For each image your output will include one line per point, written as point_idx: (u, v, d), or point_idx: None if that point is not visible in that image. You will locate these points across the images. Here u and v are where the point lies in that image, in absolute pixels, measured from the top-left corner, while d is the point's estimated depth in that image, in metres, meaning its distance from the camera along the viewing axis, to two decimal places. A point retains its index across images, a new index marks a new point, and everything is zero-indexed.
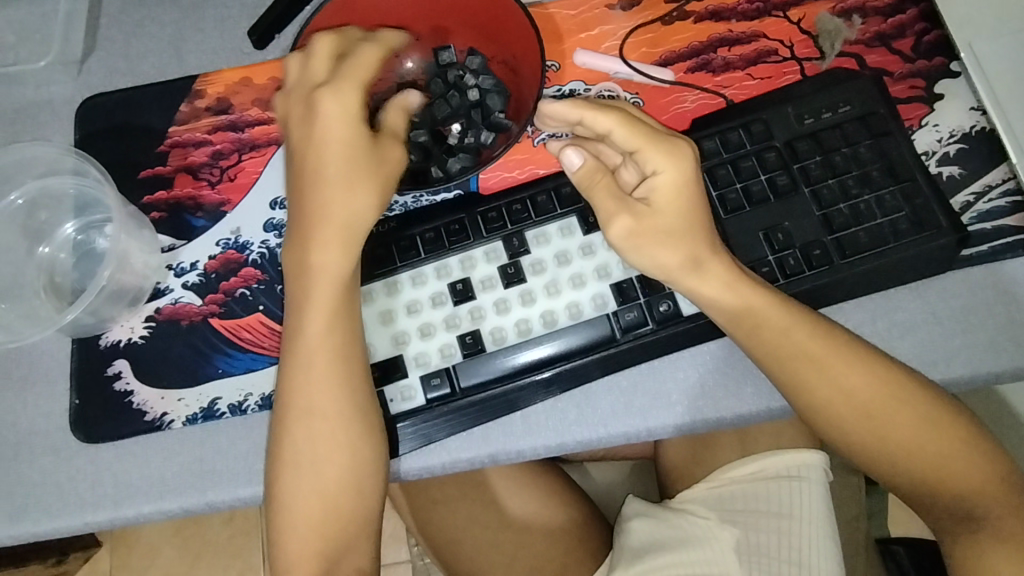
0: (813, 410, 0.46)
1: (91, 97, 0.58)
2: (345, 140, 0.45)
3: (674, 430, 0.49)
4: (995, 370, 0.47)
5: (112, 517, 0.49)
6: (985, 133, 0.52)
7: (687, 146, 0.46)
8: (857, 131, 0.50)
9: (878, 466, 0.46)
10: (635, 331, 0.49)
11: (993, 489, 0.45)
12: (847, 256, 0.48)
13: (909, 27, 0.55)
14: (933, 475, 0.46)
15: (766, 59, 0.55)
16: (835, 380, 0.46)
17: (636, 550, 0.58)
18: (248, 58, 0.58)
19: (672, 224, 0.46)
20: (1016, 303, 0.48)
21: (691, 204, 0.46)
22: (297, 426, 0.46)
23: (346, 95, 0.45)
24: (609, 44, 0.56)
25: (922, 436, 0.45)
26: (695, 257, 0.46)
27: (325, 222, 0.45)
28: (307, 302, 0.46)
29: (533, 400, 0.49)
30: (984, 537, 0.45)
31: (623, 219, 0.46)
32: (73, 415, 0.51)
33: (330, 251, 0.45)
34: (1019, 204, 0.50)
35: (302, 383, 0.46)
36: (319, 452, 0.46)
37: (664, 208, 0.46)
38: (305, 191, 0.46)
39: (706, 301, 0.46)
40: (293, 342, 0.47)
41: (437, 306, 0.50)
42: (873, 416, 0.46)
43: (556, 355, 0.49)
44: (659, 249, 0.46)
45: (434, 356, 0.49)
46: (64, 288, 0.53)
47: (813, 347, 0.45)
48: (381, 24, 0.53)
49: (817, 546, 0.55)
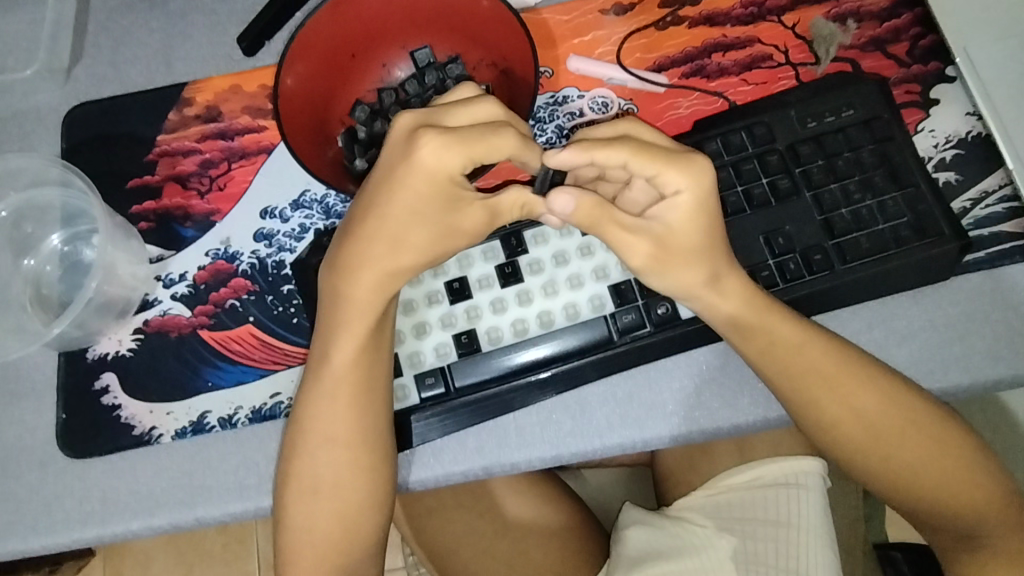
0: (823, 427, 0.46)
1: (79, 105, 0.58)
2: (424, 198, 0.41)
3: (670, 440, 0.48)
4: (993, 377, 0.47)
5: (100, 533, 0.48)
6: (981, 138, 0.51)
7: (705, 161, 0.42)
8: (860, 135, 0.50)
9: (883, 482, 0.46)
10: (633, 333, 0.48)
11: (996, 509, 0.45)
12: (847, 260, 0.47)
13: (905, 31, 0.54)
14: (940, 494, 0.45)
15: (760, 64, 0.54)
16: (849, 398, 0.45)
17: (634, 558, 0.57)
18: (237, 65, 0.58)
19: (696, 241, 0.43)
20: (1014, 309, 0.48)
21: (710, 217, 0.43)
22: (313, 452, 0.46)
23: (449, 157, 0.40)
24: (603, 49, 0.55)
25: (929, 452, 0.45)
26: (716, 275, 0.44)
27: (365, 263, 0.43)
28: (334, 330, 0.45)
29: (528, 400, 0.48)
30: (985, 557, 0.45)
31: (644, 240, 0.43)
32: (61, 430, 0.50)
33: (360, 286, 0.43)
34: (1015, 210, 0.49)
35: (327, 409, 0.46)
36: (338, 477, 0.46)
37: (683, 231, 0.43)
38: (359, 213, 0.43)
39: (716, 317, 0.46)
40: (320, 366, 0.46)
41: (433, 304, 0.49)
42: (880, 435, 0.45)
43: (553, 355, 0.48)
44: (680, 271, 0.44)
45: (429, 355, 0.48)
46: (50, 300, 0.52)
47: (826, 364, 0.45)
48: (367, 33, 0.53)
49: (817, 554, 0.54)
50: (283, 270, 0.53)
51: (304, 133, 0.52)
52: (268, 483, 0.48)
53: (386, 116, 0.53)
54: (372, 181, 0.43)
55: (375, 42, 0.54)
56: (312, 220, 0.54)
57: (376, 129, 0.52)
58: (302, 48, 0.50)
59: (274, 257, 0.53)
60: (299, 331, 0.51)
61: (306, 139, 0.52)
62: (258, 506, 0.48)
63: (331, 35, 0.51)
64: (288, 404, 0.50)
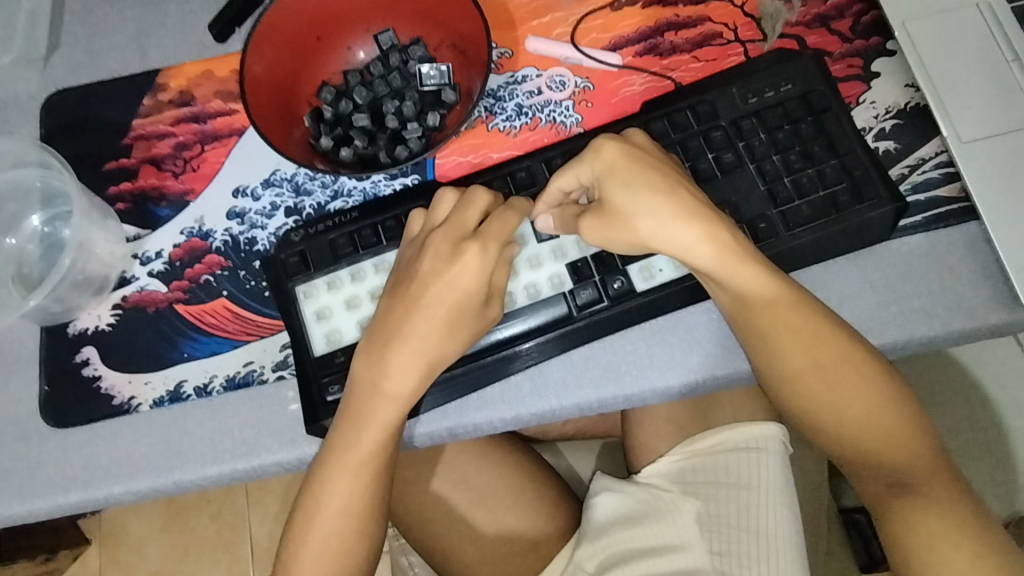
0: (782, 376, 0.47)
1: (57, 92, 0.60)
2: (461, 296, 0.47)
3: (623, 399, 0.51)
4: (928, 335, 0.49)
5: (82, 498, 0.50)
6: (919, 108, 0.54)
7: (606, 143, 0.47)
8: (798, 108, 0.52)
9: (830, 436, 0.47)
10: (591, 308, 0.50)
11: (927, 462, 0.46)
12: (791, 227, 0.50)
13: (848, 8, 0.57)
14: (878, 446, 0.46)
15: (710, 42, 0.57)
16: (808, 349, 0.46)
17: (601, 524, 0.60)
18: (209, 51, 0.60)
19: (638, 201, 0.46)
20: (948, 270, 0.50)
21: (626, 183, 0.46)
22: (327, 521, 0.47)
23: (490, 253, 0.47)
24: (561, 30, 0.58)
25: (873, 405, 0.46)
26: (683, 213, 0.46)
27: (413, 350, 0.47)
28: (362, 419, 0.46)
29: (500, 375, 0.50)
30: (910, 505, 0.45)
31: (590, 217, 0.47)
32: (44, 401, 0.53)
33: (398, 375, 0.46)
34: (951, 175, 0.52)
35: (342, 489, 0.46)
36: (344, 540, 0.47)
37: (614, 198, 0.47)
38: (401, 316, 0.47)
39: (695, 263, 0.46)
40: (343, 450, 0.47)
41: (357, 281, 0.51)
42: (832, 387, 0.46)
43: (525, 332, 0.50)
44: (636, 224, 0.46)
45: (347, 331, 0.50)
46: (31, 278, 0.55)
47: (789, 319, 0.46)
48: (331, 16, 0.56)
49: (773, 513, 0.56)
50: (255, 246, 0.55)
51: (273, 115, 0.54)
52: (241, 448, 0.51)
53: (351, 97, 0.57)
54: (400, 291, 0.48)
55: (338, 25, 0.57)
56: (282, 197, 0.56)
57: (342, 109, 0.57)
58: (268, 33, 0.53)
59: (247, 234, 0.55)
60: (270, 303, 0.54)
61: (275, 120, 0.54)
62: (232, 470, 0.50)
63: (296, 20, 0.54)
64: (260, 371, 0.52)
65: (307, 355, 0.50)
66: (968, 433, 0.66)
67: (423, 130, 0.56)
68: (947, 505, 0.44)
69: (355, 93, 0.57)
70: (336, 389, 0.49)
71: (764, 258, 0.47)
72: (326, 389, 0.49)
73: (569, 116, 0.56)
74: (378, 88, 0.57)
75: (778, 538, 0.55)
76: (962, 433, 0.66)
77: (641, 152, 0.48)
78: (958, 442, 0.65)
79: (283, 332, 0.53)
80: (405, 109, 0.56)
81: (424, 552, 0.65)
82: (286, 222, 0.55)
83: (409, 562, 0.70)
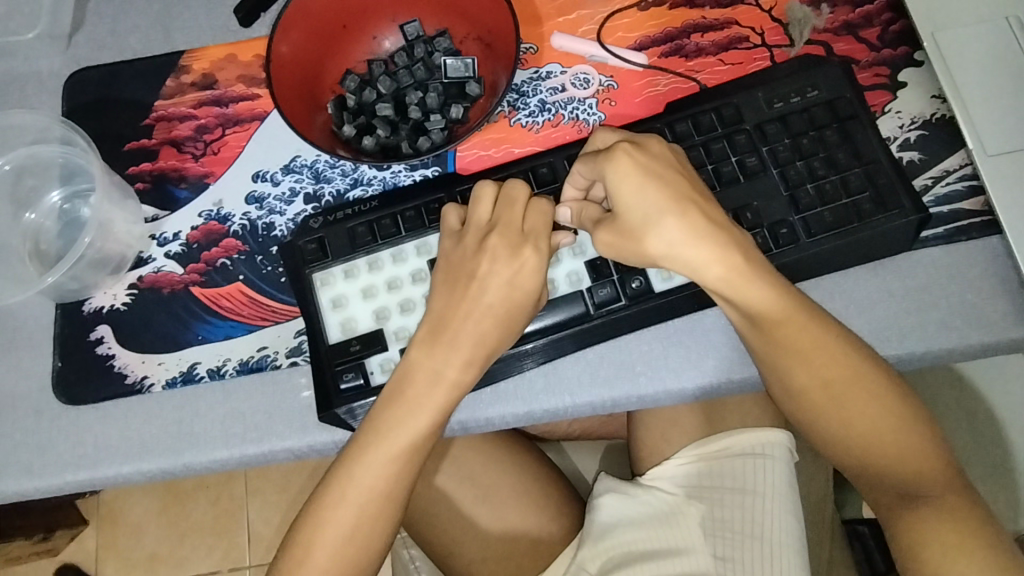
0: (790, 390, 0.47)
1: (80, 71, 0.60)
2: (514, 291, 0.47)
3: (636, 399, 0.50)
4: (946, 347, 0.49)
5: (91, 476, 0.50)
6: (945, 120, 0.54)
7: (621, 153, 0.45)
8: (824, 115, 0.52)
9: (840, 452, 0.47)
10: (609, 306, 0.50)
11: (941, 474, 0.45)
12: (813, 234, 0.49)
13: (877, 17, 0.56)
14: (888, 461, 0.45)
15: (736, 45, 0.56)
16: (818, 366, 0.45)
17: (607, 524, 0.59)
18: (233, 35, 0.59)
19: (651, 214, 0.45)
20: (970, 283, 0.50)
21: (639, 196, 0.45)
22: (360, 500, 0.46)
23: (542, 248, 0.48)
24: (587, 27, 0.58)
25: (881, 417, 0.45)
26: (695, 228, 0.45)
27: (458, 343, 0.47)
28: (412, 403, 0.47)
29: (511, 371, 0.50)
30: (923, 515, 0.44)
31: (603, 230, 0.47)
32: (57, 377, 0.53)
33: (455, 364, 0.47)
34: (975, 188, 0.52)
35: (357, 482, 0.46)
36: (367, 522, 0.46)
37: (625, 210, 0.46)
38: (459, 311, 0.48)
39: (704, 281, 0.46)
40: (386, 434, 0.46)
41: (375, 270, 0.51)
42: (842, 404, 0.46)
43: (541, 328, 0.50)
44: (644, 240, 0.45)
45: (362, 320, 0.50)
46: (48, 255, 0.55)
47: (799, 338, 0.45)
48: (358, 6, 0.56)
49: (780, 519, 0.56)
50: (273, 232, 0.55)
51: (298, 102, 0.54)
52: (253, 432, 0.51)
53: (375, 87, 0.57)
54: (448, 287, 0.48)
55: (365, 14, 0.57)
56: (302, 184, 0.56)
57: (365, 98, 0.57)
58: (295, 18, 0.52)
59: (264, 220, 0.55)
60: (285, 289, 0.54)
61: (299, 107, 0.54)
62: (243, 453, 0.50)
63: (323, 7, 0.54)
64: (274, 357, 0.52)
65: (321, 342, 0.50)
66: (977, 446, 0.66)
67: (446, 122, 0.56)
68: (960, 517, 0.43)
69: (379, 82, 0.57)
70: (350, 377, 0.49)
71: (776, 275, 0.46)
72: (340, 378, 0.49)
73: (592, 114, 0.56)
74: (402, 79, 0.57)
75: (785, 545, 0.55)
76: (970, 447, 0.66)
77: (656, 164, 0.46)
78: (965, 456, 0.65)
79: (297, 319, 0.53)
80: (428, 100, 0.56)
81: (426, 547, 0.65)
82: (305, 209, 0.55)
83: (409, 556, 0.70)
